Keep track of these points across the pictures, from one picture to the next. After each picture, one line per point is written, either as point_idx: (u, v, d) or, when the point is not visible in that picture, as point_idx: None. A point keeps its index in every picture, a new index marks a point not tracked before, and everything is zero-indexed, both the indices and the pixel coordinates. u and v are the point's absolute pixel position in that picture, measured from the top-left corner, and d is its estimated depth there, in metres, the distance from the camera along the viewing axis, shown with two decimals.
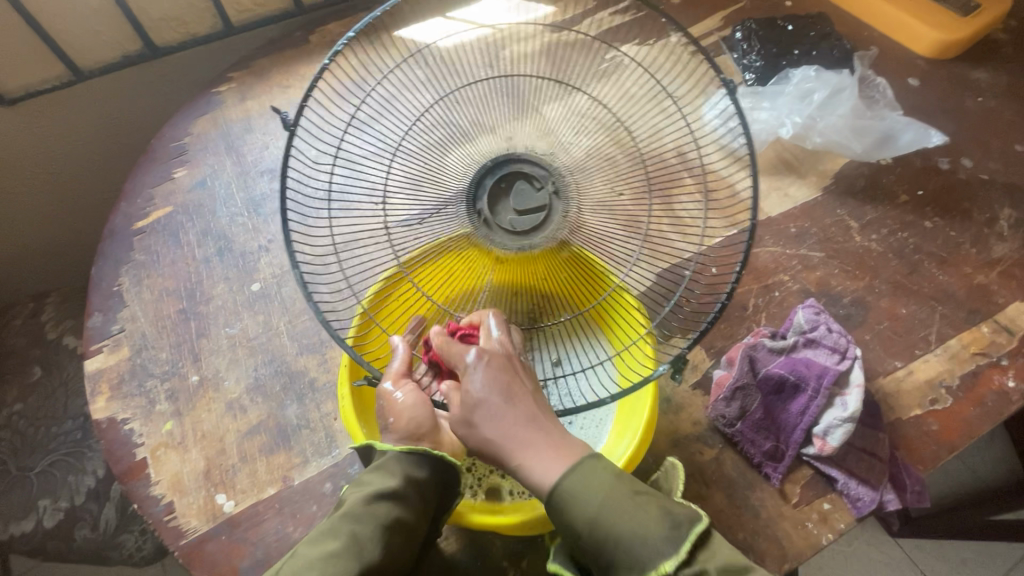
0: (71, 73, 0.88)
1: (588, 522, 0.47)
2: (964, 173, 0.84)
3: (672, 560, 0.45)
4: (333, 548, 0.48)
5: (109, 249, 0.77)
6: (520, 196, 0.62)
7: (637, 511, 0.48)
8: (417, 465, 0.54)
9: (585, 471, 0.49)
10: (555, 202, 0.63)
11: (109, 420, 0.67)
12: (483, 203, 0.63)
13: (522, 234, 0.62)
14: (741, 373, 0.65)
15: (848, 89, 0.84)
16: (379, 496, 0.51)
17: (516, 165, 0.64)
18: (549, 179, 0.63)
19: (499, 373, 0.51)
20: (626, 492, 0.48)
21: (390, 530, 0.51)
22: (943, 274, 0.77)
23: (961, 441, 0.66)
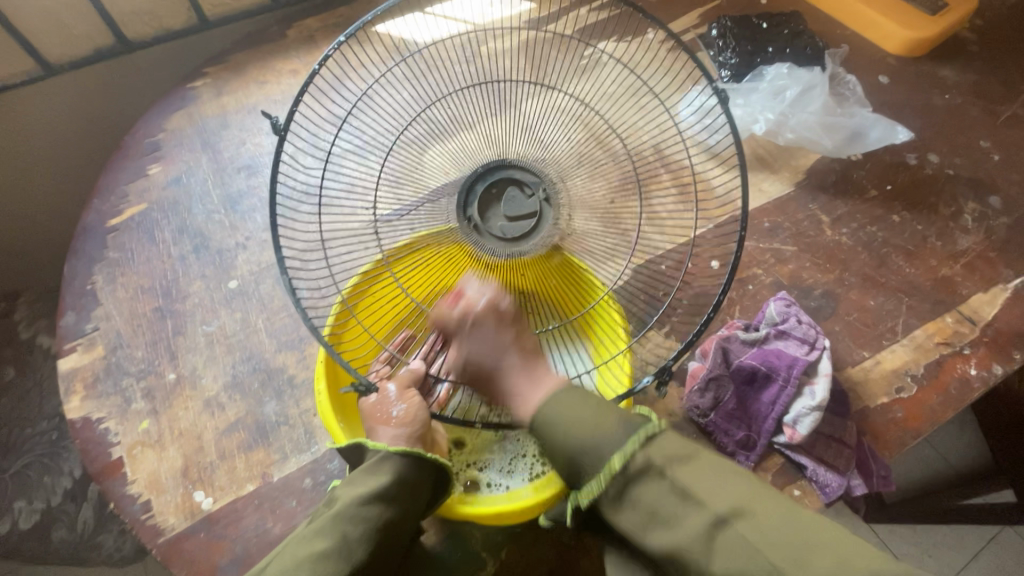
0: (40, 68, 0.87)
1: (561, 431, 0.52)
2: (930, 169, 0.86)
3: (620, 456, 0.48)
4: (324, 548, 0.47)
5: (82, 247, 0.76)
6: (509, 203, 0.63)
7: (597, 420, 0.51)
8: (411, 465, 0.52)
9: (560, 398, 0.54)
10: (545, 208, 0.63)
11: (84, 420, 0.66)
12: (473, 210, 0.63)
13: (511, 241, 0.62)
14: (714, 365, 0.67)
15: (819, 86, 0.86)
16: (371, 498, 0.50)
17: (506, 170, 0.64)
18: (540, 186, 0.63)
19: (482, 329, 0.59)
20: (591, 404, 0.52)
21: (381, 532, 0.50)
22: (910, 266, 0.79)
23: (925, 428, 0.68)
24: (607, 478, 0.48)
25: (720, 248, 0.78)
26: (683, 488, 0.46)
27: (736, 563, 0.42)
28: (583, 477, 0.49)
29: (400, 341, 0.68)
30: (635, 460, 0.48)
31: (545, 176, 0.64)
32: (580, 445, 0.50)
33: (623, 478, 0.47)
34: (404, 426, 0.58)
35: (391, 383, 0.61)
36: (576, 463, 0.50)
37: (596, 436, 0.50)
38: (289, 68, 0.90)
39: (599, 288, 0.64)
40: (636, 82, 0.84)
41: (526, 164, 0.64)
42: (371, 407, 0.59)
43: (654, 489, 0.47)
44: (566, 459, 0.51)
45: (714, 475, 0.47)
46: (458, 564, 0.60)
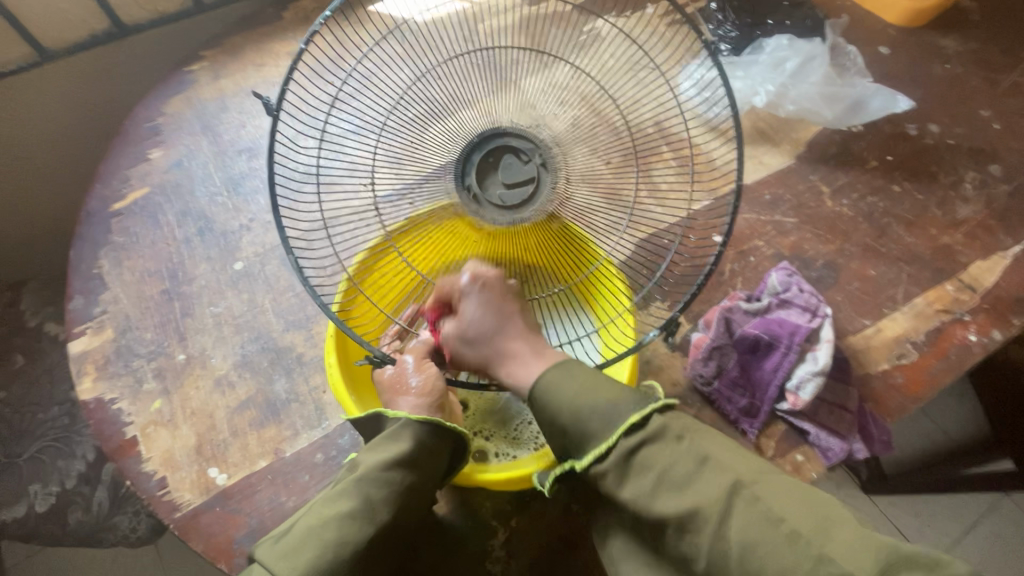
0: (35, 55, 0.86)
1: (567, 410, 0.51)
2: (931, 138, 0.86)
3: (638, 413, 0.48)
4: (350, 509, 0.48)
5: (87, 232, 0.77)
6: (506, 170, 0.64)
7: (608, 385, 0.51)
8: (430, 432, 0.54)
9: (567, 366, 0.53)
10: (543, 173, 0.64)
11: (96, 401, 0.67)
12: (472, 179, 0.63)
13: (512, 208, 0.63)
14: (717, 334, 0.68)
15: (819, 57, 0.86)
16: (394, 463, 0.51)
17: (501, 141, 0.65)
18: (536, 152, 0.64)
19: (484, 302, 0.56)
20: (602, 376, 0.52)
21: (402, 496, 0.51)
22: (911, 236, 0.80)
23: (926, 393, 0.69)
24: (622, 434, 0.48)
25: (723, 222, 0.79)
26: (699, 453, 0.46)
27: (751, 531, 0.42)
28: (591, 439, 0.49)
29: (407, 315, 0.67)
30: (654, 421, 0.48)
31: (541, 143, 0.65)
32: (588, 409, 0.50)
33: (641, 436, 0.47)
34: (423, 395, 0.58)
35: (407, 355, 0.61)
36: (585, 427, 0.50)
37: (601, 417, 0.49)
38: (286, 51, 0.89)
39: (599, 254, 0.65)
40: (635, 55, 0.84)
41: (520, 131, 0.65)
42: (389, 380, 0.59)
43: (670, 451, 0.47)
44: (572, 415, 0.50)
45: (731, 452, 0.47)
46: (470, 531, 0.61)
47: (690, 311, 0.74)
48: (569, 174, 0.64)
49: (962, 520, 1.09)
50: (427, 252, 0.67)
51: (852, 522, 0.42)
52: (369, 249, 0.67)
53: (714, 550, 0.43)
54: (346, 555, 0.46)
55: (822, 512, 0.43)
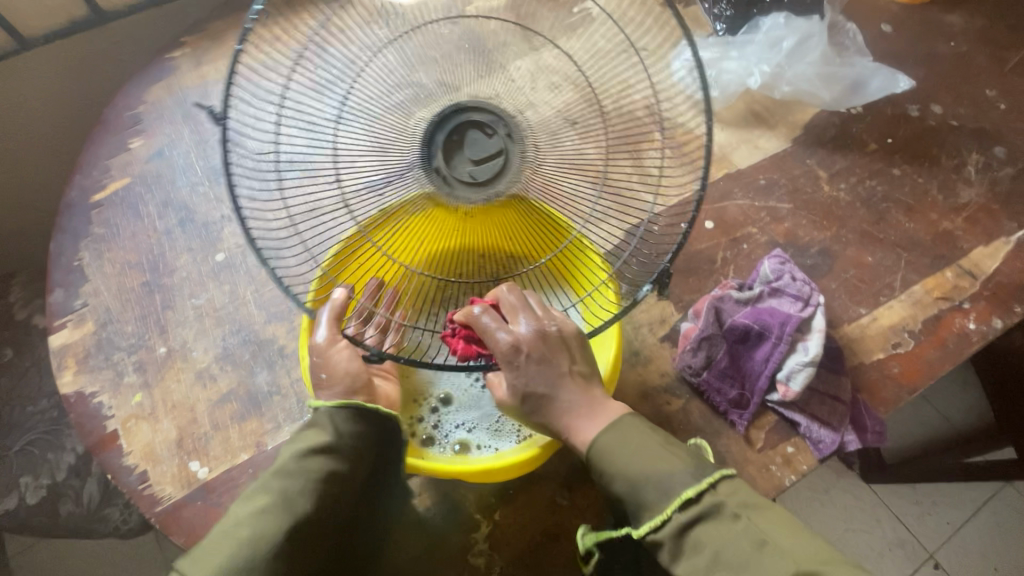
0: (14, 43, 0.85)
1: (623, 478, 0.49)
2: (933, 120, 0.84)
3: (692, 488, 0.46)
4: (264, 503, 0.47)
5: (67, 223, 0.76)
6: (473, 146, 0.60)
7: (665, 455, 0.49)
8: (348, 416, 0.53)
9: (622, 428, 0.51)
10: (510, 143, 0.60)
11: (77, 394, 0.66)
12: (438, 158, 0.60)
13: (481, 184, 0.59)
14: (706, 324, 0.66)
15: (816, 36, 0.83)
16: (311, 449, 0.50)
17: (465, 117, 0.61)
18: (501, 123, 0.61)
19: (538, 362, 0.51)
20: (657, 443, 0.50)
21: (325, 484, 0.49)
22: (910, 221, 0.77)
23: (922, 383, 0.67)
24: (676, 506, 0.45)
25: (715, 208, 0.78)
26: (757, 535, 0.43)
27: None
28: (646, 511, 0.47)
29: (371, 291, 0.63)
30: (707, 496, 0.45)
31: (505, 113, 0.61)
32: (643, 477, 0.48)
33: (694, 513, 0.45)
34: (358, 364, 0.57)
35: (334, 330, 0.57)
36: (640, 494, 0.47)
37: (657, 486, 0.47)
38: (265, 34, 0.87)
39: (570, 227, 0.63)
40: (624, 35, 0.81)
41: (480, 103, 0.61)
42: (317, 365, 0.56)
43: (724, 530, 0.44)
44: (626, 483, 0.48)
45: (793, 534, 0.44)
46: (452, 525, 0.61)
47: (680, 300, 0.72)
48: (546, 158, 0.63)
49: (961, 509, 1.08)
50: (404, 240, 0.64)
51: None
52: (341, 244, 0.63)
53: None
54: (262, 548, 0.44)
55: None
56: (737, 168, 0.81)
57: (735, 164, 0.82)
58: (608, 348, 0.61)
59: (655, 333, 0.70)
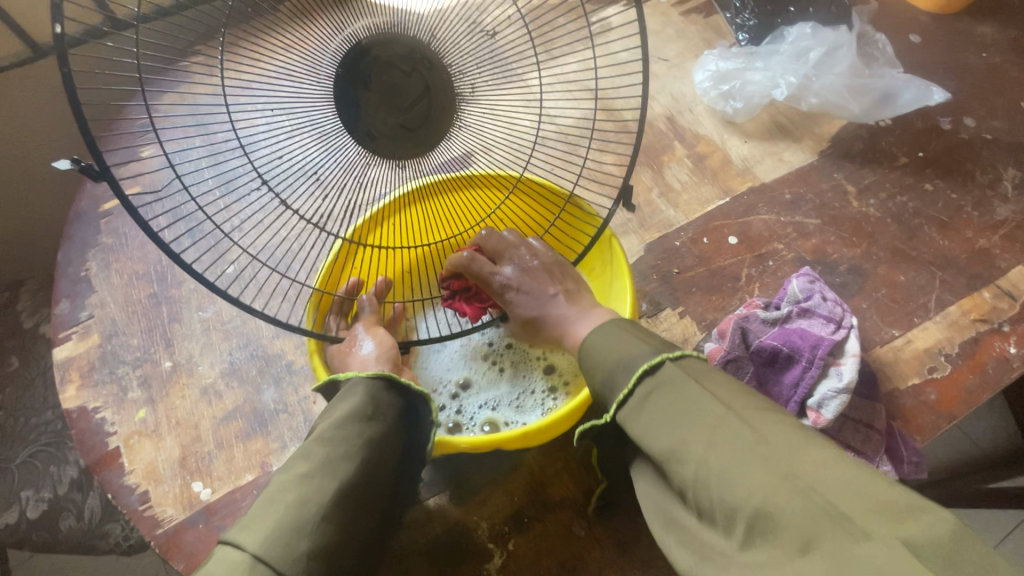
0: (31, 51, 0.85)
1: (601, 371, 0.51)
2: (966, 133, 0.81)
3: (648, 363, 0.47)
4: (307, 470, 0.44)
5: (76, 233, 0.74)
6: (393, 91, 0.51)
7: (636, 343, 0.50)
8: (384, 386, 0.51)
9: (607, 330, 0.53)
10: (432, 75, 0.52)
11: (80, 410, 0.64)
12: (366, 122, 0.52)
13: (421, 133, 0.53)
14: (733, 346, 0.62)
15: (845, 46, 0.80)
16: (350, 418, 0.47)
17: (371, 60, 0.50)
18: (417, 57, 0.51)
19: (526, 292, 0.62)
20: (634, 335, 0.51)
21: (366, 450, 0.47)
22: (944, 238, 0.74)
23: (960, 410, 0.64)
24: (636, 381, 0.46)
25: (739, 223, 0.75)
26: (699, 391, 0.43)
27: (733, 463, 0.38)
28: (613, 390, 0.48)
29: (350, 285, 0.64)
30: (661, 367, 0.46)
31: (415, 41, 0.51)
32: (614, 364, 0.49)
33: (649, 383, 0.46)
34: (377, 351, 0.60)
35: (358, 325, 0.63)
36: (611, 379, 0.49)
37: (624, 367, 0.48)
38: None
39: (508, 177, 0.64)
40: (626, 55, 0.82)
41: (382, 37, 0.50)
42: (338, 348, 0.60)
43: (673, 393, 0.44)
44: (604, 372, 0.50)
45: (734, 393, 0.43)
46: (469, 550, 0.58)
47: (703, 319, 0.69)
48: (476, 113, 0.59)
49: None
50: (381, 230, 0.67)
51: (849, 462, 0.37)
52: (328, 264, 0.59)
53: (697, 482, 0.39)
54: (307, 514, 0.41)
55: (815, 452, 0.38)
56: (761, 183, 0.78)
57: (758, 177, 0.79)
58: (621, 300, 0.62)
59: None
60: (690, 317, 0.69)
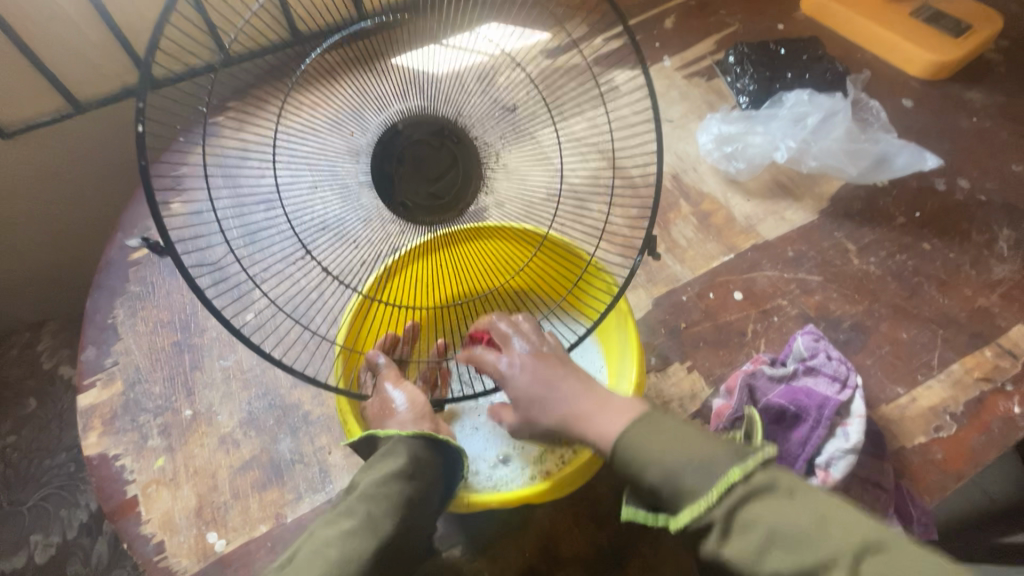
0: (70, 107, 0.90)
1: (657, 469, 0.46)
2: (961, 194, 0.84)
3: (739, 467, 0.44)
4: (350, 527, 0.47)
5: (104, 281, 0.77)
6: (423, 164, 0.57)
7: (698, 441, 0.47)
8: (425, 446, 0.52)
9: (654, 420, 0.50)
10: (459, 149, 0.57)
11: (100, 457, 0.66)
12: (400, 194, 0.57)
13: (452, 196, 0.58)
14: (740, 403, 0.64)
15: (842, 112, 0.84)
16: (393, 478, 0.49)
17: (403, 139, 0.56)
18: (444, 134, 0.57)
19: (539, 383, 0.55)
20: (690, 429, 0.48)
21: (406, 509, 0.49)
22: (944, 297, 0.76)
23: (968, 470, 0.64)
24: (723, 489, 0.43)
25: (744, 279, 0.78)
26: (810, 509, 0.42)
27: None
28: (688, 497, 0.44)
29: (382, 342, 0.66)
30: (755, 476, 0.44)
31: (444, 120, 0.57)
32: (679, 465, 0.45)
33: (742, 492, 0.43)
34: (410, 409, 0.57)
35: (387, 377, 0.59)
36: (677, 481, 0.45)
37: (699, 470, 0.44)
38: None
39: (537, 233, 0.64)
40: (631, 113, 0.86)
41: (413, 118, 0.56)
42: (376, 411, 0.58)
43: (777, 506, 0.42)
44: (663, 470, 0.46)
45: (838, 509, 0.43)
46: None
47: (711, 375, 0.71)
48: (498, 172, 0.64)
49: None
50: (401, 284, 0.66)
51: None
52: (349, 316, 0.61)
53: None
54: (351, 572, 0.44)
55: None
56: (764, 240, 0.81)
57: (762, 235, 0.82)
58: (631, 372, 0.59)
59: (686, 409, 0.68)
60: (698, 372, 0.71)
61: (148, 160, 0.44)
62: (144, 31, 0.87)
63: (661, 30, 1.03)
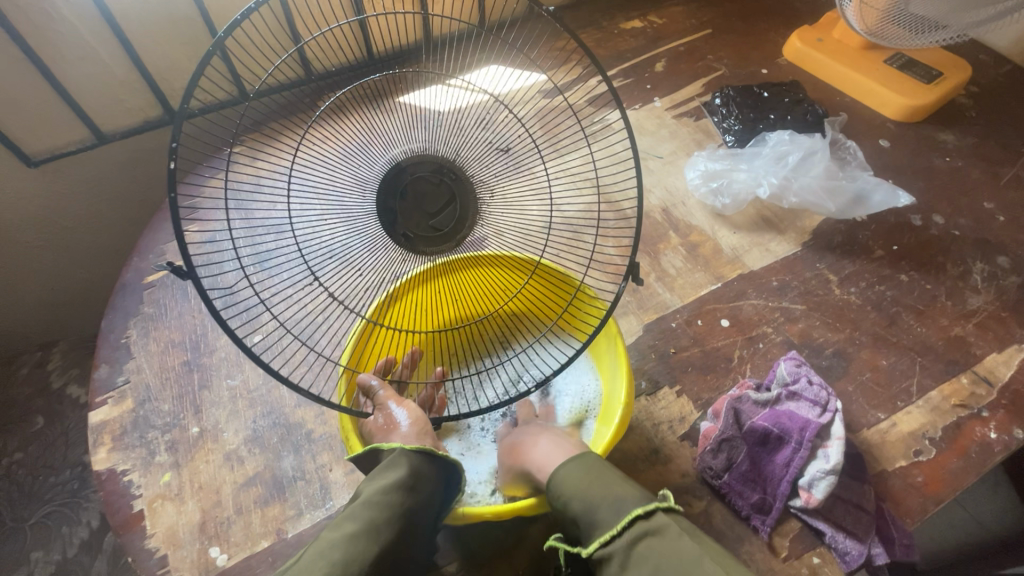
0: (94, 138, 0.95)
1: (576, 500, 0.54)
2: (936, 229, 0.89)
3: (640, 508, 0.51)
4: (353, 530, 0.49)
5: (119, 302, 0.81)
6: (426, 200, 0.60)
7: (614, 482, 0.54)
8: (424, 460, 0.55)
9: (583, 456, 0.57)
10: (457, 186, 0.61)
11: (109, 472, 0.68)
12: (403, 226, 0.60)
13: (451, 229, 0.61)
14: (727, 426, 0.66)
15: (820, 151, 0.90)
16: (395, 487, 0.52)
17: (407, 176, 0.60)
18: (444, 173, 0.61)
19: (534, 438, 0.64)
20: (613, 472, 0.56)
21: (406, 519, 0.52)
22: (922, 326, 0.80)
23: (947, 494, 0.66)
24: (625, 524, 0.50)
25: (731, 307, 0.82)
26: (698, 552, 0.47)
27: None
28: (597, 526, 0.51)
29: (382, 364, 0.67)
30: (656, 516, 0.50)
31: (442, 159, 0.61)
32: (595, 497, 0.53)
33: (641, 528, 0.50)
34: (413, 426, 0.60)
35: (388, 396, 0.61)
36: (591, 510, 0.52)
37: (609, 502, 0.52)
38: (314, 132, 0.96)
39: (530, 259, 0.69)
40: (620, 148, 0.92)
41: (417, 157, 0.60)
42: (378, 427, 0.60)
43: (670, 547, 0.48)
44: (580, 502, 0.53)
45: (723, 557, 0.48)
46: None
47: (699, 399, 0.73)
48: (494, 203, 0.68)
49: None
50: (402, 310, 0.69)
51: None
52: (353, 342, 0.63)
53: None
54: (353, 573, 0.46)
55: None
56: (750, 270, 0.85)
57: (747, 265, 0.87)
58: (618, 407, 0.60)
59: (675, 431, 0.71)
60: (687, 396, 0.74)
61: (178, 193, 0.48)
62: (169, 70, 0.93)
63: (652, 72, 1.10)
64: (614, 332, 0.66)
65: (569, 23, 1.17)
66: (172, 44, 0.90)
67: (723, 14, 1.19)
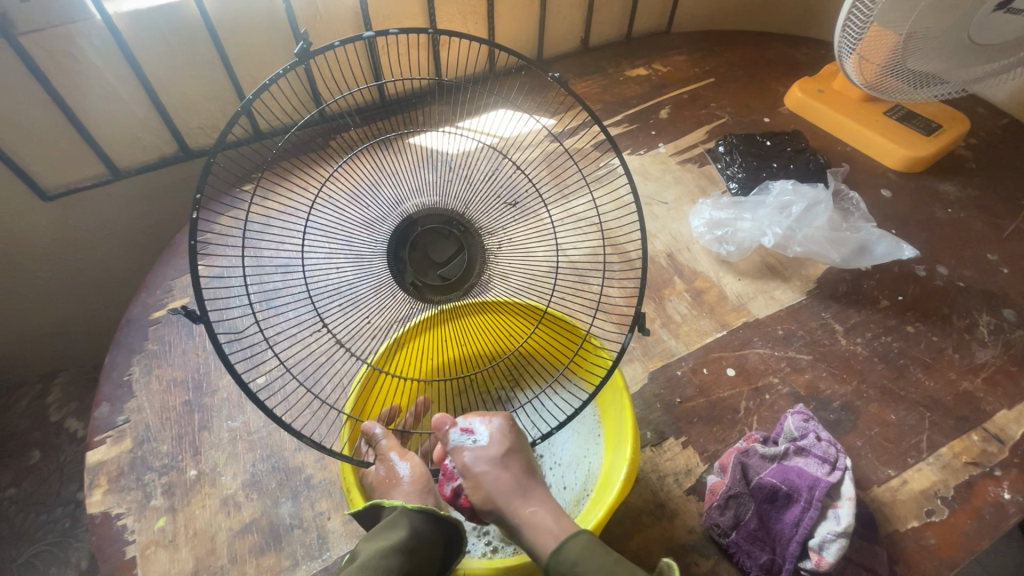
0: (110, 173, 0.97)
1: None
2: (941, 280, 0.89)
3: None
4: None
5: (124, 339, 0.81)
6: (435, 250, 0.61)
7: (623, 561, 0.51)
8: (426, 520, 0.54)
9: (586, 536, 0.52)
10: (467, 238, 0.62)
11: (103, 515, 0.67)
12: (411, 275, 0.60)
13: (460, 277, 0.61)
14: (734, 482, 0.65)
15: (824, 203, 0.91)
16: (394, 551, 0.51)
17: (419, 229, 0.60)
18: (455, 225, 0.62)
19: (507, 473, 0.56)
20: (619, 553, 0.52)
21: None
22: (929, 379, 0.79)
23: (962, 557, 0.64)
24: None
25: (736, 355, 0.81)
26: None
27: None
28: None
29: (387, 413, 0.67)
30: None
31: (452, 211, 0.62)
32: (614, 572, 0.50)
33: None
34: (414, 482, 0.59)
35: (391, 447, 0.61)
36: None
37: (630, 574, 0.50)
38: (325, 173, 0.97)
39: (538, 308, 0.68)
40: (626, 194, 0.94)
41: (430, 210, 0.61)
42: (380, 479, 0.59)
43: None
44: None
45: None
46: None
47: (705, 451, 0.72)
48: (502, 252, 0.69)
49: None
50: (408, 356, 0.68)
51: None
52: (357, 389, 0.62)
53: None
54: None
55: None
56: (755, 318, 0.85)
57: (753, 313, 0.87)
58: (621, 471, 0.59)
59: (681, 485, 0.70)
60: (693, 448, 0.73)
61: (198, 240, 0.49)
62: (186, 110, 0.95)
63: (657, 118, 1.13)
64: (620, 385, 0.65)
65: (577, 70, 1.21)
66: (191, 87, 0.93)
67: (726, 63, 1.23)
